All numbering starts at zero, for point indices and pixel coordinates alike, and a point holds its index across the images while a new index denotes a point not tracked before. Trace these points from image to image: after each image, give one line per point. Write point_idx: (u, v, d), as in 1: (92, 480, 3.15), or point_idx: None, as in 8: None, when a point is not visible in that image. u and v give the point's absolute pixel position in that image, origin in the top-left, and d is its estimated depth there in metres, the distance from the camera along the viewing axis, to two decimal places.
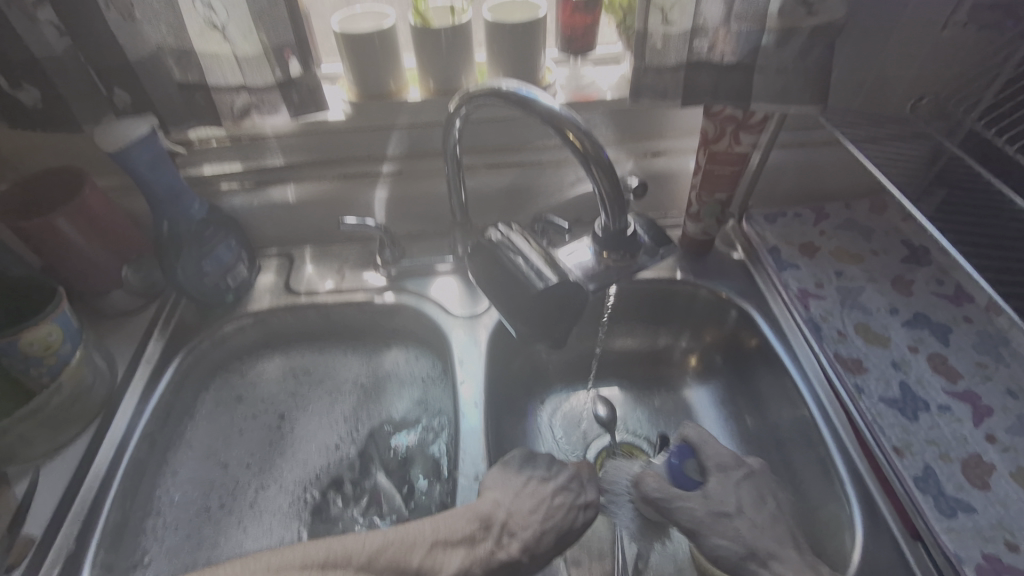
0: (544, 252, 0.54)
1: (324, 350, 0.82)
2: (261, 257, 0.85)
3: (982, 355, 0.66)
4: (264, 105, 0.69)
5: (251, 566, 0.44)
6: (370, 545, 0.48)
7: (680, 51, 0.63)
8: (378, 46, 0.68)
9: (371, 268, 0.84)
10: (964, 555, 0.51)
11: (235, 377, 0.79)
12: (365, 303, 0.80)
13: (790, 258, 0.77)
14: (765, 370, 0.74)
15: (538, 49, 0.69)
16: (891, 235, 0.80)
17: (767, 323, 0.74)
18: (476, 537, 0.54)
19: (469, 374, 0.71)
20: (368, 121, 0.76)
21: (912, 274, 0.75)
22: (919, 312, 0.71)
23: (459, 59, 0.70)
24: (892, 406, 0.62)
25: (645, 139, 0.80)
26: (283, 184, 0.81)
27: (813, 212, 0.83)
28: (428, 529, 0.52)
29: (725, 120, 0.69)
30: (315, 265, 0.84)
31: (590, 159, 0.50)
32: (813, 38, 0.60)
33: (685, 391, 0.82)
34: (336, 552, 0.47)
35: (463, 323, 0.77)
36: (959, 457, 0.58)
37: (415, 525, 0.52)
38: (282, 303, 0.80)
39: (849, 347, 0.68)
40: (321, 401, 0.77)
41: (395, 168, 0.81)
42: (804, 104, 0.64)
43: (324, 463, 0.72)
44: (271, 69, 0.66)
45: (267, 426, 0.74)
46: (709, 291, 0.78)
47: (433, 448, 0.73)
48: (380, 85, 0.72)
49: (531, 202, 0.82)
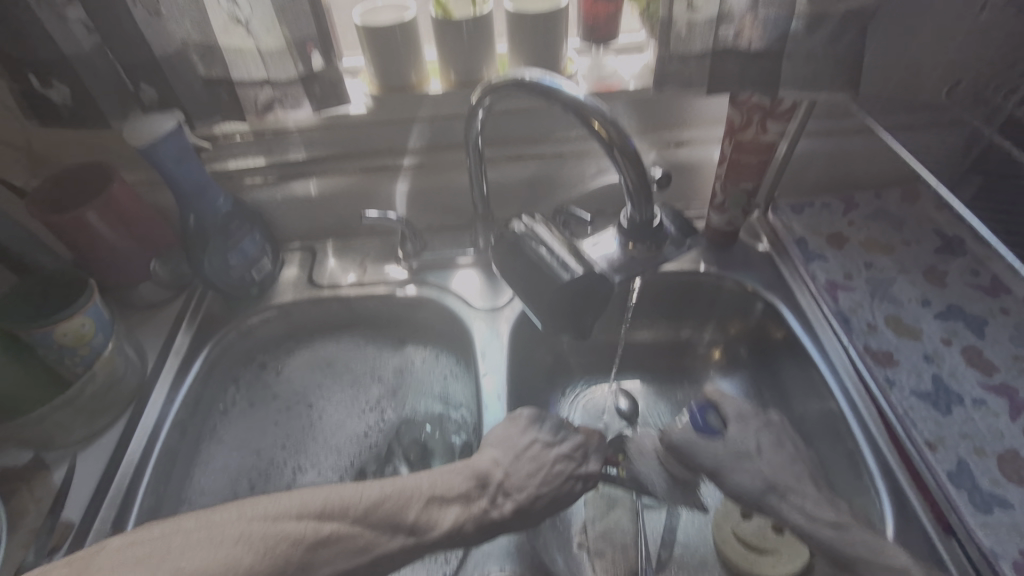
0: (569, 243, 0.54)
1: (348, 342, 0.83)
2: (285, 250, 0.86)
3: (1019, 348, 0.64)
4: (287, 99, 0.69)
5: (250, 509, 0.47)
6: (368, 497, 0.51)
7: (705, 38, 0.62)
8: (401, 39, 0.68)
9: (392, 261, 0.84)
10: (1001, 551, 0.50)
11: (261, 370, 0.80)
12: (387, 296, 0.80)
13: (818, 249, 0.77)
14: (792, 363, 0.73)
15: (560, 39, 0.69)
16: (923, 225, 0.78)
17: (795, 316, 0.72)
18: (473, 494, 0.56)
19: (492, 366, 0.72)
20: (389, 114, 0.76)
21: (945, 265, 0.73)
22: (952, 303, 0.69)
23: (481, 51, 0.70)
24: (925, 399, 0.61)
25: (668, 129, 0.79)
26: (306, 177, 0.82)
27: (842, 202, 0.82)
28: (425, 484, 0.55)
29: (752, 108, 0.68)
30: (337, 258, 0.85)
31: (616, 149, 0.49)
32: (844, 22, 0.59)
33: (709, 384, 0.81)
34: (335, 502, 0.50)
35: (485, 315, 0.77)
36: (994, 452, 0.56)
37: (414, 479, 0.55)
38: (306, 295, 0.81)
39: (879, 340, 0.67)
40: (348, 393, 0.78)
41: (417, 160, 0.81)
42: (834, 91, 0.63)
43: (353, 454, 0.73)
44: (294, 63, 0.66)
45: (296, 418, 0.75)
46: (734, 283, 0.77)
47: (455, 440, 0.74)
48: (402, 77, 0.72)
49: (552, 194, 0.81)
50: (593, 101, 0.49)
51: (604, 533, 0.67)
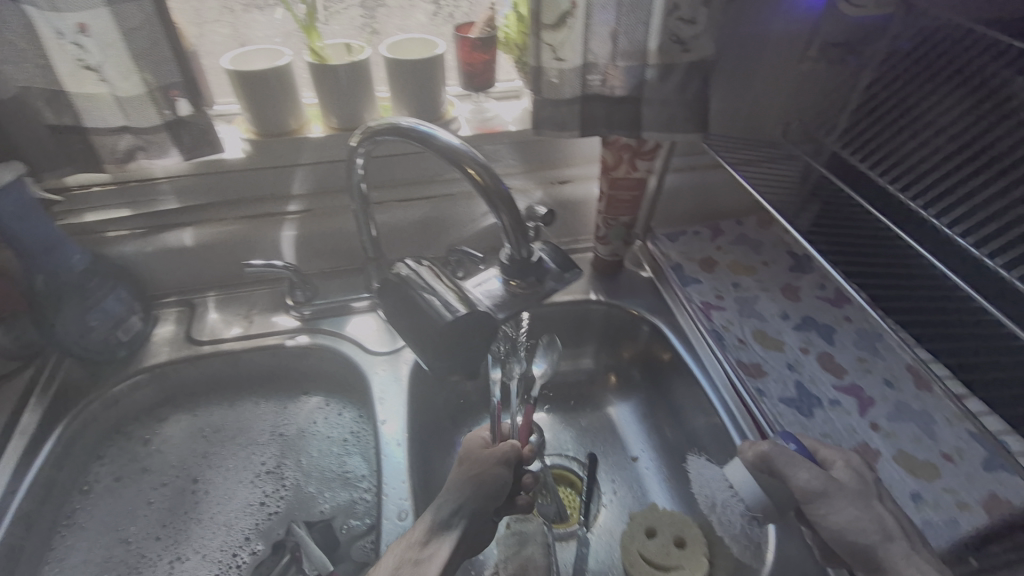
0: (455, 287, 0.53)
1: (234, 404, 0.77)
2: (158, 307, 0.80)
3: (861, 351, 0.73)
4: (150, 147, 0.65)
5: None
6: None
7: (574, 85, 0.67)
8: (276, 83, 0.66)
9: (281, 311, 0.80)
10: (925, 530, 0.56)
11: (133, 443, 0.72)
12: (276, 348, 0.76)
13: (693, 274, 0.84)
14: (679, 381, 0.78)
15: (440, 83, 0.71)
16: (778, 247, 0.87)
17: (676, 336, 0.78)
18: None
19: (390, 412, 0.70)
20: (269, 160, 0.73)
21: (798, 281, 0.82)
22: (806, 315, 0.78)
23: (360, 94, 0.69)
24: (790, 405, 0.67)
25: (552, 168, 0.83)
26: (180, 228, 0.77)
27: (710, 230, 0.90)
28: None
29: (621, 149, 0.73)
30: (220, 311, 0.80)
31: (491, 193, 0.50)
32: (689, 72, 0.65)
33: (608, 408, 0.86)
34: None
35: (384, 360, 0.75)
36: (849, 447, 0.63)
37: None
38: (184, 354, 0.75)
39: (749, 353, 0.73)
40: (235, 458, 0.73)
41: (303, 206, 0.79)
42: (688, 133, 0.69)
43: (253, 523, 0.67)
44: (156, 109, 0.62)
45: (175, 491, 0.69)
46: (621, 309, 0.83)
47: (360, 505, 0.69)
48: (280, 123, 0.70)
49: (444, 234, 0.83)
50: (469, 148, 0.50)
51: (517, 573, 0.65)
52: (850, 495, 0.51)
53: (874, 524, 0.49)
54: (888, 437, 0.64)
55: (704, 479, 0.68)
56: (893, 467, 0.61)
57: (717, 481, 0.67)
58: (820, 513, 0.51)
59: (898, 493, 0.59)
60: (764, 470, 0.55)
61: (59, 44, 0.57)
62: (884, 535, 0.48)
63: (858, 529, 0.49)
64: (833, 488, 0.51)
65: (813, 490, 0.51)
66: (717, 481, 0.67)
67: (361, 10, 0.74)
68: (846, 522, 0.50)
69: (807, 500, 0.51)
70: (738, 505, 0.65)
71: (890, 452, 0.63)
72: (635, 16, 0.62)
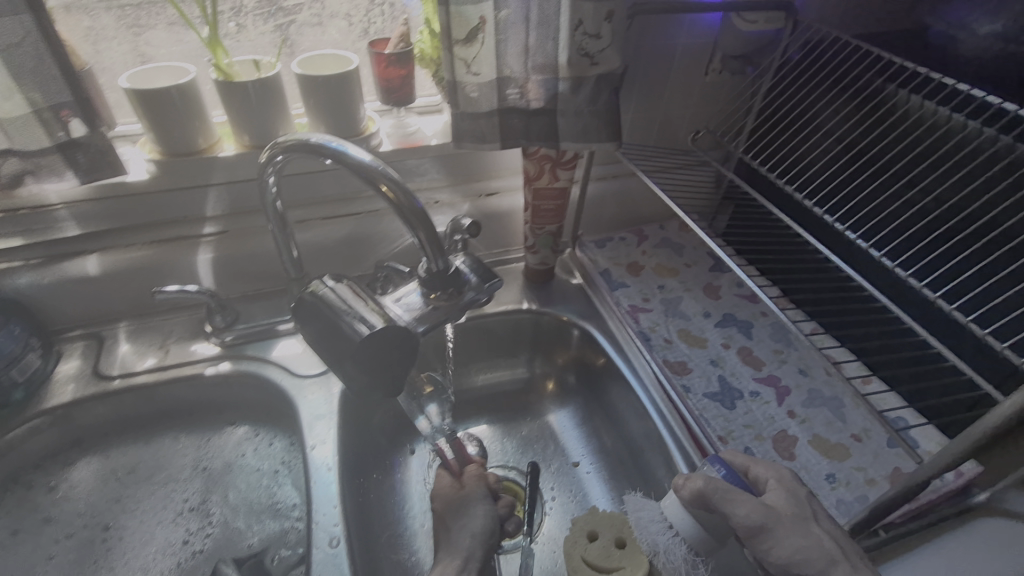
0: (372, 302, 0.52)
1: (152, 440, 0.73)
2: (61, 342, 0.74)
3: (777, 343, 0.77)
4: (41, 170, 0.61)
5: None
6: None
7: (490, 99, 0.68)
8: (180, 102, 0.64)
9: (200, 338, 0.76)
10: (838, 509, 0.59)
11: (34, 493, 0.67)
12: (195, 377, 0.72)
13: (620, 278, 0.86)
14: (611, 382, 0.79)
15: (357, 99, 0.70)
16: (699, 248, 0.91)
17: (607, 339, 0.80)
18: None
19: (319, 436, 0.68)
20: (178, 181, 0.70)
21: (718, 280, 0.86)
22: (727, 312, 0.82)
23: (273, 112, 0.68)
24: (714, 399, 0.70)
25: (478, 180, 0.84)
26: (83, 256, 0.72)
27: (635, 235, 0.93)
28: None
29: (542, 159, 0.75)
30: (131, 342, 0.75)
31: (405, 210, 0.50)
32: (599, 84, 0.67)
33: (548, 416, 0.87)
34: None
35: (316, 384, 0.73)
36: (769, 435, 0.66)
37: None
38: (90, 391, 0.69)
39: (675, 352, 0.76)
40: (153, 498, 0.68)
41: (219, 227, 0.76)
42: (603, 142, 0.71)
43: (173, 566, 0.63)
44: (45, 131, 0.59)
45: (85, 539, 0.64)
46: (553, 316, 0.84)
47: (292, 536, 0.66)
48: (187, 143, 0.67)
49: (372, 250, 0.82)
50: (382, 165, 0.50)
51: None
52: (789, 523, 0.51)
53: (818, 551, 0.49)
54: (804, 423, 0.68)
55: (643, 523, 0.63)
56: (809, 451, 0.65)
57: (655, 523, 0.63)
58: (765, 548, 0.51)
59: (814, 474, 0.63)
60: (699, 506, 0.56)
61: None
62: (828, 559, 0.49)
63: (802, 559, 0.49)
64: (771, 519, 0.51)
65: (754, 524, 0.51)
66: (655, 522, 0.63)
67: (272, 27, 0.73)
68: (791, 552, 0.50)
69: (751, 534, 0.52)
70: (681, 545, 0.61)
71: (806, 437, 0.66)
72: (545, 31, 0.64)
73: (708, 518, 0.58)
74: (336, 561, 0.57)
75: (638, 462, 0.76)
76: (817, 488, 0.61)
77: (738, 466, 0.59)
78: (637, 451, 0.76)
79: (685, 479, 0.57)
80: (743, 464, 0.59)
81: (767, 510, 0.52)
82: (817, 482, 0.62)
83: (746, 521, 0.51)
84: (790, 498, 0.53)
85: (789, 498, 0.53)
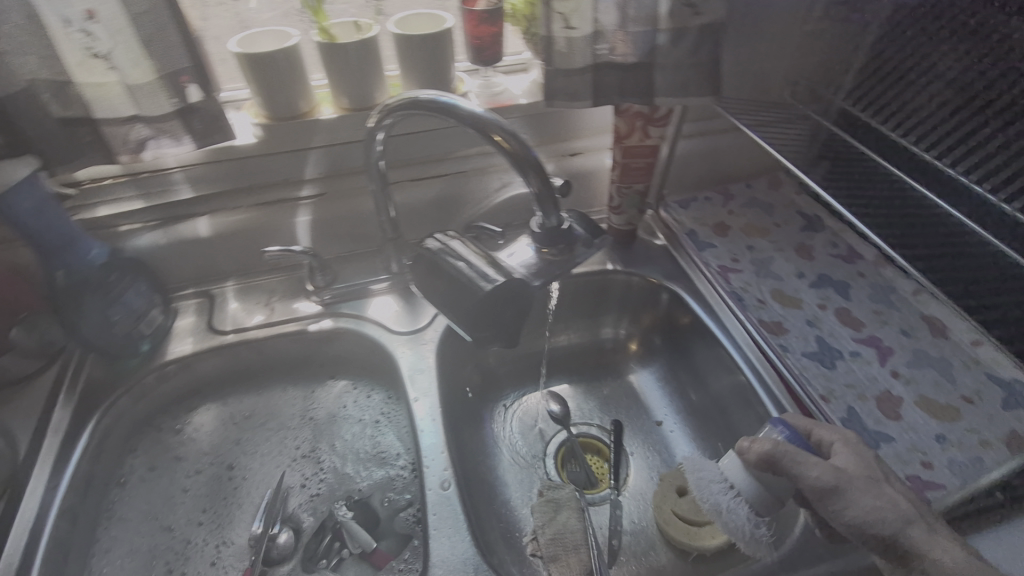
0: (485, 254, 0.54)
1: (262, 391, 0.78)
2: (176, 299, 0.79)
3: (877, 304, 0.75)
4: (163, 136, 0.64)
5: None
6: None
7: (585, 53, 0.67)
8: (285, 65, 0.65)
9: (302, 297, 0.80)
10: (955, 470, 0.58)
11: (165, 435, 0.73)
12: (299, 333, 0.76)
13: (707, 238, 0.84)
14: (698, 341, 0.79)
15: (449, 58, 0.70)
16: (788, 208, 0.88)
17: (696, 300, 0.79)
18: None
19: (421, 389, 0.71)
20: (282, 144, 0.72)
21: (811, 240, 0.84)
22: (821, 273, 0.79)
23: (371, 73, 0.69)
24: (813, 358, 0.69)
25: (562, 140, 0.83)
26: (193, 218, 0.76)
27: (720, 195, 0.91)
28: None
29: (634, 117, 0.74)
30: (239, 300, 0.80)
31: (521, 161, 0.50)
32: (701, 35, 0.65)
33: (630, 376, 0.88)
34: None
35: (407, 340, 0.76)
36: (873, 395, 0.65)
37: None
38: (207, 345, 0.74)
39: (769, 312, 0.74)
40: (269, 442, 0.73)
41: (316, 189, 0.78)
42: (701, 96, 0.69)
43: (293, 504, 0.68)
44: (166, 96, 0.61)
45: (212, 479, 0.70)
46: (640, 278, 0.84)
47: (397, 481, 0.70)
48: (290, 107, 0.70)
49: (459, 211, 0.83)
50: (495, 116, 0.50)
51: (556, 537, 0.67)
52: (862, 484, 0.49)
53: (893, 512, 0.48)
54: (909, 383, 0.66)
55: (702, 483, 0.55)
56: (917, 413, 0.63)
57: (716, 482, 0.55)
58: (835, 510, 0.49)
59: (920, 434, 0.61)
60: (768, 470, 0.52)
61: (67, 32, 0.56)
62: (903, 520, 0.47)
63: (876, 520, 0.48)
64: (844, 480, 0.49)
65: (826, 486, 0.49)
66: (715, 482, 0.55)
67: None
68: (863, 515, 0.48)
69: (822, 497, 0.49)
70: (743, 505, 0.53)
71: (912, 397, 0.65)
72: None
73: (774, 479, 0.53)
74: (450, 504, 0.60)
75: (724, 422, 0.76)
76: (926, 449, 0.60)
77: (801, 428, 0.57)
78: (726, 410, 0.75)
79: (750, 441, 0.53)
80: (806, 425, 0.57)
81: (839, 472, 0.50)
82: (926, 442, 0.61)
83: (817, 483, 0.49)
84: (860, 461, 0.51)
85: (859, 462, 0.51)
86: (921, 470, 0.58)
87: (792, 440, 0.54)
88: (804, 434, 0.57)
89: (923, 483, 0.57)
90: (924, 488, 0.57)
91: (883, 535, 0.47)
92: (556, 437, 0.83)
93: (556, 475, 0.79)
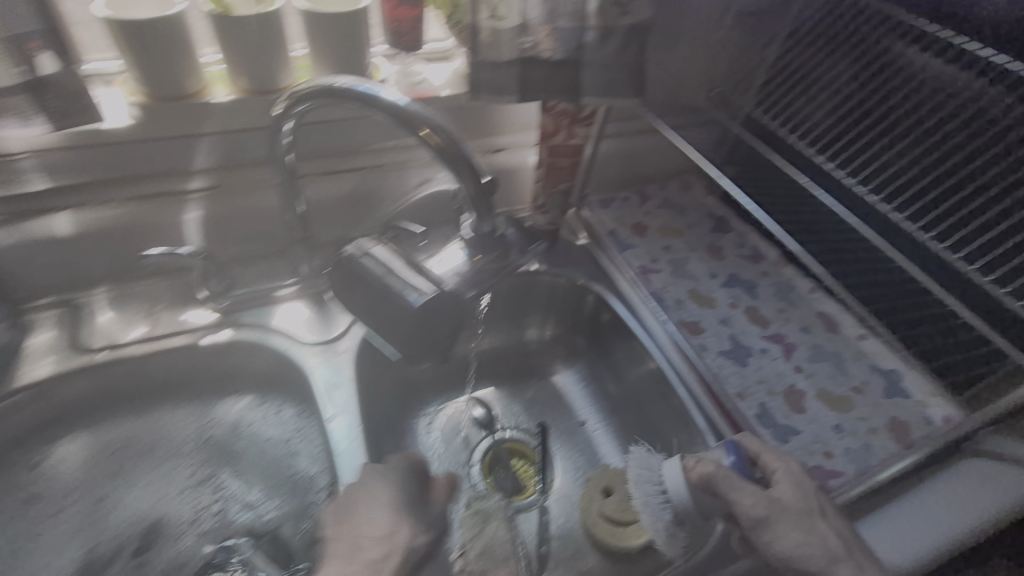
0: (410, 260, 0.50)
1: (144, 413, 0.67)
2: (29, 311, 0.66)
3: (780, 302, 0.80)
4: (4, 113, 0.52)
5: None
6: None
7: (512, 46, 0.64)
8: (169, 37, 0.56)
9: (192, 305, 0.70)
10: (851, 457, 0.64)
11: (19, 472, 0.61)
12: (189, 348, 0.67)
13: (627, 239, 0.86)
14: (619, 341, 0.81)
15: (365, 42, 0.64)
16: (700, 210, 0.92)
17: (619, 301, 0.80)
18: None
19: (338, 406, 0.65)
20: (164, 129, 0.62)
21: (721, 241, 0.88)
22: (731, 273, 0.83)
23: (274, 54, 0.61)
24: (728, 357, 0.72)
25: (485, 136, 0.80)
26: (50, 214, 0.63)
27: (637, 195, 0.93)
28: None
29: (560, 115, 0.73)
30: (113, 310, 0.68)
31: (445, 157, 0.46)
32: (628, 36, 0.65)
33: (554, 376, 0.87)
34: None
35: (318, 351, 0.69)
36: (780, 390, 0.70)
37: None
38: (71, 365, 0.63)
39: (688, 312, 0.77)
40: (154, 473, 0.64)
41: (207, 183, 0.68)
42: (626, 98, 0.69)
43: (184, 545, 0.61)
44: (7, 65, 0.50)
45: (83, 520, 0.60)
46: (565, 279, 0.83)
47: (307, 508, 0.64)
48: (175, 85, 0.60)
49: (375, 208, 0.77)
50: (423, 110, 0.46)
51: (485, 550, 0.64)
52: (792, 517, 0.50)
53: (820, 549, 0.49)
54: (811, 377, 0.72)
55: (641, 479, 0.56)
56: (817, 405, 0.69)
57: (653, 483, 0.56)
58: (768, 539, 0.50)
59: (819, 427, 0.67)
60: (707, 491, 0.52)
61: None
62: (830, 558, 0.48)
63: (804, 554, 0.48)
64: (775, 511, 0.50)
65: (758, 516, 0.50)
66: (652, 482, 0.56)
67: None
68: (791, 547, 0.49)
69: (755, 526, 0.50)
70: (669, 510, 0.54)
71: (813, 390, 0.70)
72: None
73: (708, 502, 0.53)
74: None
75: (646, 419, 0.78)
76: (827, 439, 0.65)
77: (749, 450, 0.56)
78: (646, 406, 0.78)
79: (695, 460, 0.53)
80: (755, 449, 0.56)
81: (773, 503, 0.50)
82: (826, 433, 0.66)
83: (751, 512, 0.49)
84: (797, 491, 0.51)
85: (795, 490, 0.52)
86: (823, 460, 0.63)
87: (735, 468, 0.53)
88: (750, 457, 0.56)
89: (826, 472, 0.62)
90: (826, 477, 0.62)
91: (810, 570, 0.48)
92: (483, 443, 0.81)
93: (481, 483, 0.76)
